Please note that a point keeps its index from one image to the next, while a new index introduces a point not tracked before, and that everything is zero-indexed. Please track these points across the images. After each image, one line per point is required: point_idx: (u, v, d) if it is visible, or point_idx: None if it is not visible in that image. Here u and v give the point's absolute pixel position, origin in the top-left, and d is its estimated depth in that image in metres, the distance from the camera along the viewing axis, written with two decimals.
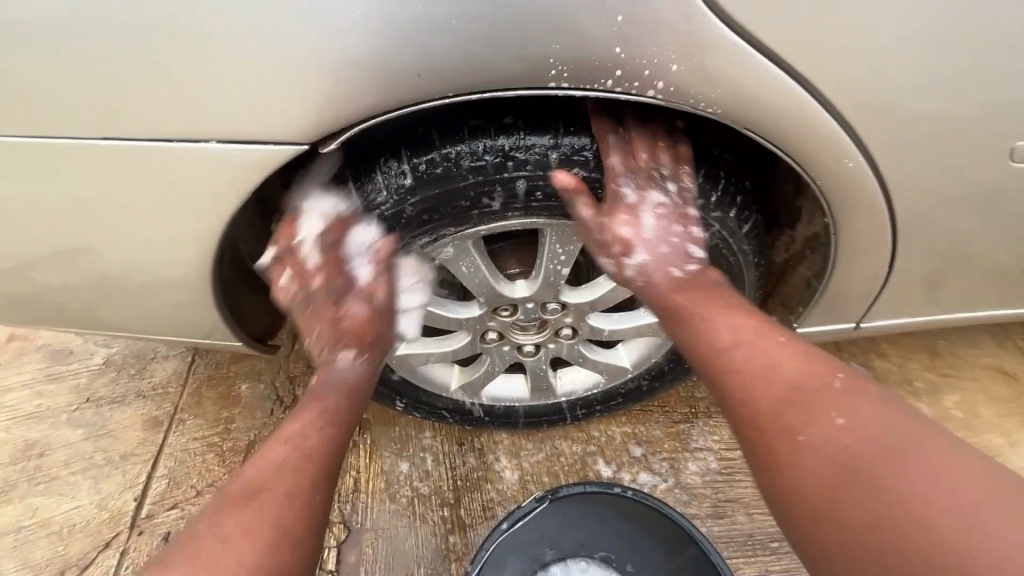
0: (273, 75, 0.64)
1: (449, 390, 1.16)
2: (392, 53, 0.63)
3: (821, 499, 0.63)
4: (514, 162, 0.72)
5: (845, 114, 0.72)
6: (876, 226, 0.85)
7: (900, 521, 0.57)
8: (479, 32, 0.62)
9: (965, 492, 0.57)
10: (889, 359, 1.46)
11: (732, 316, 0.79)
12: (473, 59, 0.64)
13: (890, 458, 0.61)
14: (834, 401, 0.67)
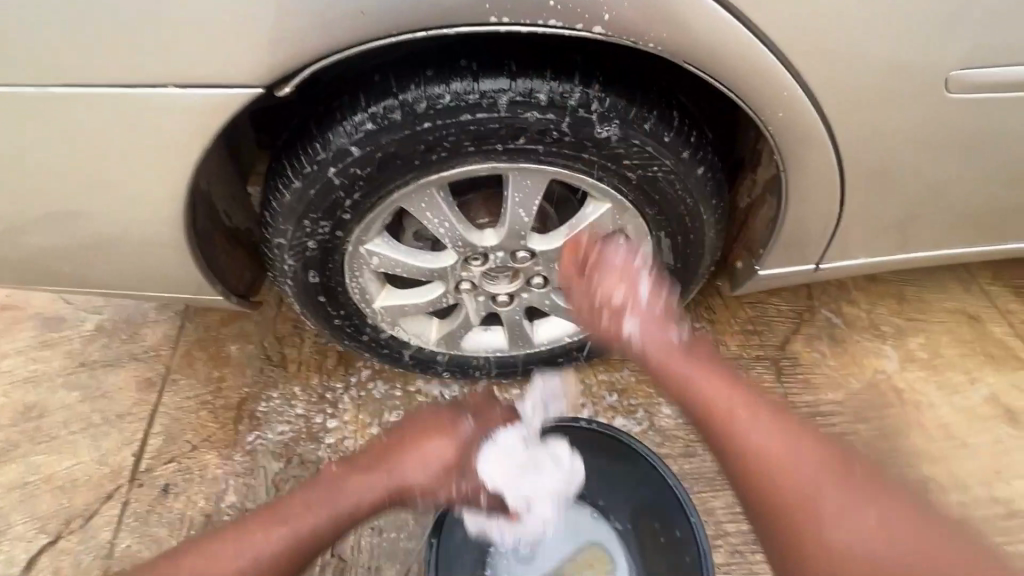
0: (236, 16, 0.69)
1: (428, 341, 1.21)
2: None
3: (737, 448, 0.83)
4: (467, 105, 0.75)
5: (784, 50, 0.74)
6: (826, 165, 0.88)
7: (739, 446, 0.83)
8: None
9: (791, 447, 0.81)
10: (860, 305, 1.51)
11: (658, 293, 0.95)
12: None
13: (771, 442, 0.82)
14: (702, 358, 0.91)
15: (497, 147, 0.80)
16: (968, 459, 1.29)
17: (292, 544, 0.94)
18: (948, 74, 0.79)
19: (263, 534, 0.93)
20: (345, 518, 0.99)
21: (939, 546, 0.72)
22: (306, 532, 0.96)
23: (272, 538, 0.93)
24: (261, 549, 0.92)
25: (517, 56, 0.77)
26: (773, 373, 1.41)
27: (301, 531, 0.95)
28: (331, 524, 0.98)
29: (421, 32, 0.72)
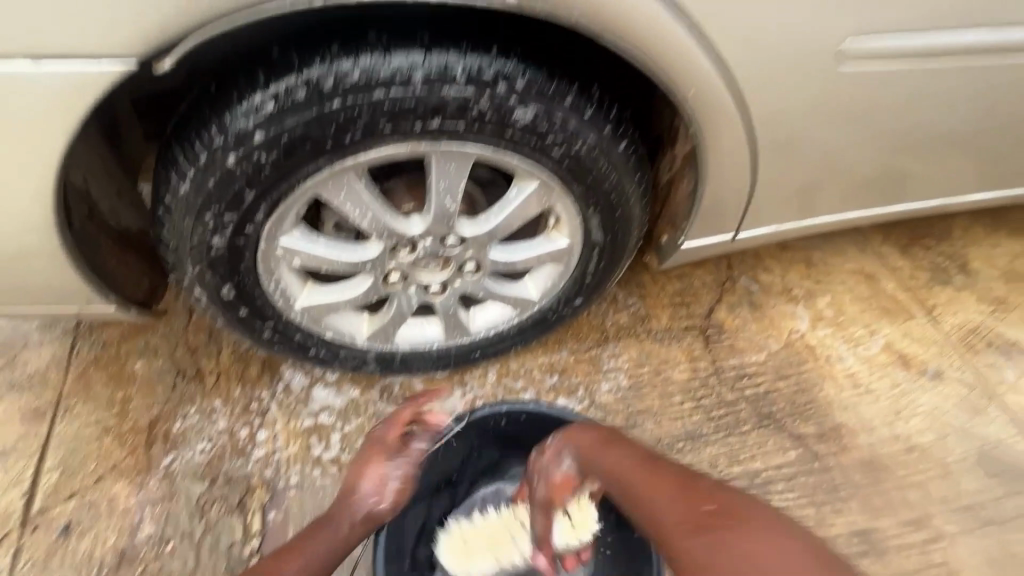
0: None
1: (357, 339, 1.15)
2: None
3: (685, 521, 0.74)
4: (379, 81, 0.72)
5: (691, 21, 0.77)
6: (738, 134, 0.92)
7: (694, 549, 0.70)
8: None
9: (750, 536, 0.67)
10: (774, 272, 1.61)
11: (654, 489, 0.83)
12: None
13: (675, 505, 0.78)
14: (703, 488, 0.79)
15: (415, 128, 0.76)
16: (872, 404, 1.42)
17: (321, 563, 0.92)
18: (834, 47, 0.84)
19: (315, 559, 0.92)
20: (349, 538, 0.99)
21: (758, 532, 0.68)
22: (336, 549, 0.96)
23: (317, 559, 0.92)
24: (311, 565, 0.91)
25: (428, 32, 0.74)
26: (702, 342, 1.48)
27: (341, 537, 0.98)
28: (343, 543, 0.98)
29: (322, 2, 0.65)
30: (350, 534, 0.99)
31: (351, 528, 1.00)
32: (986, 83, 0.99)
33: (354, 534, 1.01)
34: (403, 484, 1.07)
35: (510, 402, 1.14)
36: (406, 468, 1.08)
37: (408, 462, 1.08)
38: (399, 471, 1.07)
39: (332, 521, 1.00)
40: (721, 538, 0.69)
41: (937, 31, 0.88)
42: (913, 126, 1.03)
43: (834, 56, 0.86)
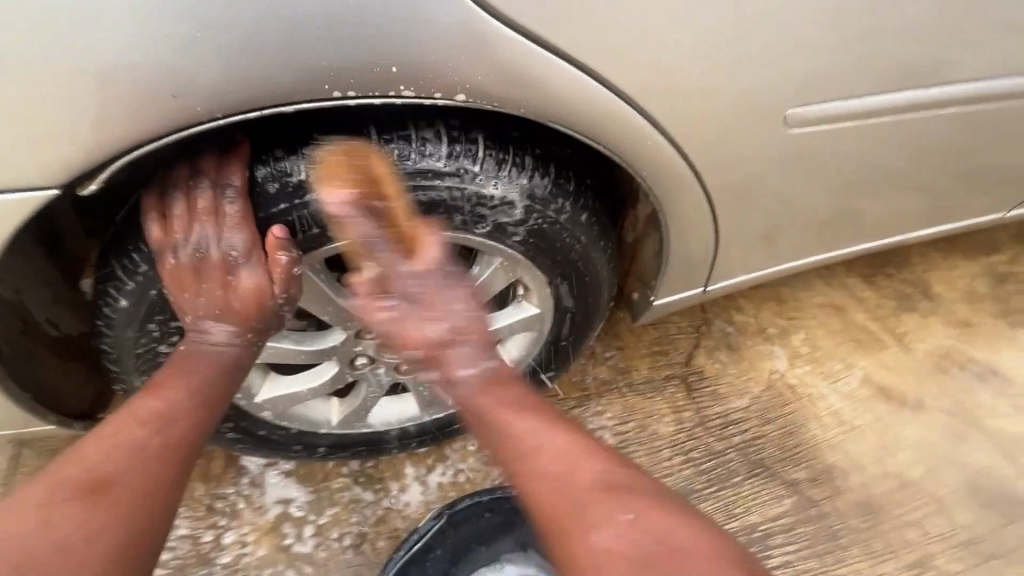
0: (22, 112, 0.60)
1: (330, 424, 1.09)
2: (171, 78, 0.61)
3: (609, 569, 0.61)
4: (328, 179, 0.70)
5: (638, 102, 0.77)
6: (695, 198, 0.92)
7: None
8: (253, 45, 0.61)
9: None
10: (747, 312, 1.62)
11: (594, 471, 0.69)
12: (252, 78, 0.63)
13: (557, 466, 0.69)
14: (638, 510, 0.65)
15: (367, 221, 0.74)
16: (859, 441, 1.40)
17: (109, 541, 0.60)
18: (784, 112, 0.86)
19: (97, 503, 0.62)
20: (158, 470, 0.67)
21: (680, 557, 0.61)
22: (131, 452, 0.67)
23: (115, 456, 0.66)
24: (68, 533, 0.59)
25: (373, 124, 0.73)
26: (684, 391, 1.45)
27: (136, 439, 0.68)
28: (145, 463, 0.67)
29: (257, 112, 0.65)
30: (153, 475, 0.66)
31: (145, 440, 0.68)
32: (923, 130, 1.03)
33: (156, 439, 0.69)
34: (207, 381, 0.75)
35: (489, 490, 1.13)
36: (208, 368, 0.76)
37: (216, 361, 0.78)
38: (199, 381, 0.75)
39: (112, 436, 0.68)
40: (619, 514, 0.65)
41: (872, 91, 0.90)
42: (862, 175, 1.07)
43: (784, 122, 0.88)
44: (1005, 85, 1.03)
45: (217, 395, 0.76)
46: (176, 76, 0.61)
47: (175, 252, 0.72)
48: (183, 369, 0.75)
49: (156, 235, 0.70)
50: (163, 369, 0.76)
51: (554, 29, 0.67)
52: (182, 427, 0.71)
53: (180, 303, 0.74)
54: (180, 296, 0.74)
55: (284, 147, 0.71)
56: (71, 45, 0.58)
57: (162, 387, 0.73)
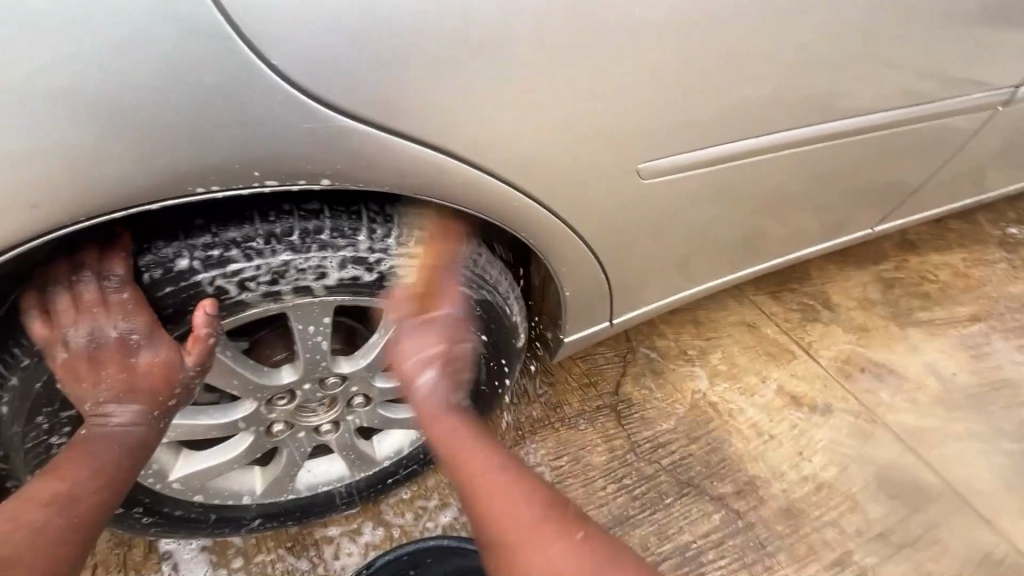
0: None
1: (254, 495, 1.07)
2: (5, 185, 0.57)
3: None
4: (214, 260, 0.73)
5: (506, 175, 0.80)
6: (578, 248, 0.99)
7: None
8: (94, 147, 0.58)
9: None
10: (668, 336, 1.72)
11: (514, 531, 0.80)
12: (97, 184, 0.60)
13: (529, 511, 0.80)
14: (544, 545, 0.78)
15: (257, 294, 0.77)
16: (777, 449, 1.50)
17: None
18: (636, 166, 0.92)
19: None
20: (53, 556, 0.65)
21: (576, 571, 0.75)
22: (30, 536, 0.64)
23: (7, 538, 0.63)
24: None
25: (256, 206, 0.76)
26: (614, 419, 1.51)
27: (32, 523, 0.65)
28: (44, 548, 0.64)
29: (121, 211, 0.63)
30: (50, 563, 0.64)
31: (41, 524, 0.66)
32: (785, 167, 1.15)
33: (57, 522, 0.67)
34: (112, 463, 0.74)
35: (411, 542, 1.18)
36: (114, 449, 0.75)
37: (122, 437, 0.76)
38: (101, 463, 0.73)
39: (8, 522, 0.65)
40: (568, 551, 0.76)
41: (730, 140, 1.00)
42: (739, 209, 1.18)
43: (637, 175, 0.94)
44: (845, 123, 1.16)
45: (120, 477, 0.74)
46: (21, 183, 0.58)
47: (65, 345, 0.72)
48: (84, 453, 0.73)
49: (42, 329, 0.70)
50: (63, 454, 0.74)
51: (410, 120, 0.69)
52: (85, 510, 0.70)
53: (76, 393, 0.74)
54: (76, 386, 0.74)
55: (167, 235, 0.73)
56: None
57: (62, 471, 0.71)
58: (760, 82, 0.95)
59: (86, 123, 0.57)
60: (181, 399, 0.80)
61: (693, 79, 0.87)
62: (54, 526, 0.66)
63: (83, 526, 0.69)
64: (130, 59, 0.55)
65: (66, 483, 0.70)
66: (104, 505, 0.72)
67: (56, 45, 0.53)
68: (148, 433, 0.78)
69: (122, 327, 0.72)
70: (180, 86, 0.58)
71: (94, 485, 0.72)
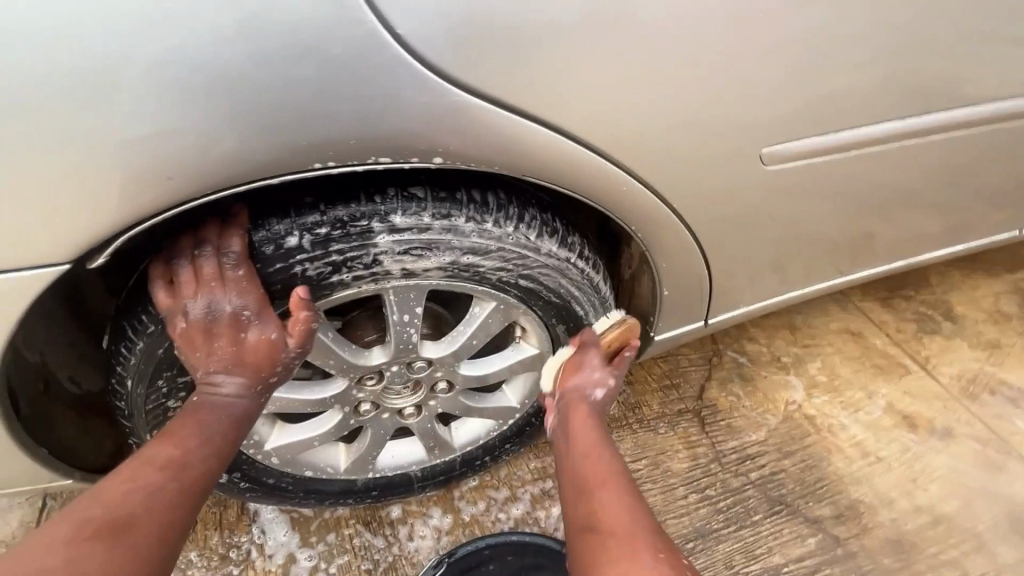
0: (18, 198, 0.59)
1: (337, 471, 1.10)
2: (150, 156, 0.60)
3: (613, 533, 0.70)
4: (321, 239, 0.74)
5: (617, 155, 0.75)
6: (682, 240, 0.92)
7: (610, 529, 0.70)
8: (229, 120, 0.60)
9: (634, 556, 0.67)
10: (759, 341, 1.59)
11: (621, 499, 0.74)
12: (229, 155, 0.62)
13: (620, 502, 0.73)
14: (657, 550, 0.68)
15: (359, 274, 0.78)
16: (886, 473, 1.35)
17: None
18: (761, 151, 0.85)
19: (124, 542, 0.63)
20: (168, 521, 0.68)
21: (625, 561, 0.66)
22: (148, 498, 0.68)
23: (133, 499, 0.67)
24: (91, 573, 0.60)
25: (361, 185, 0.76)
26: (697, 425, 1.42)
27: (151, 485, 0.70)
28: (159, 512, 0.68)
29: (244, 185, 0.65)
30: (164, 523, 0.68)
31: (159, 487, 0.70)
32: (919, 156, 1.02)
33: (171, 486, 0.71)
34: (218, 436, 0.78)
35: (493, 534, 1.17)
36: (220, 420, 0.79)
37: (230, 408, 0.80)
38: (211, 430, 0.78)
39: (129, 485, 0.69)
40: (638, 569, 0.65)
41: (866, 123, 0.90)
42: (861, 203, 1.06)
43: (761, 160, 0.86)
44: (998, 107, 1.02)
45: (226, 448, 0.78)
46: (165, 154, 0.60)
47: (185, 314, 0.75)
48: (196, 421, 0.77)
49: (164, 299, 0.74)
50: (176, 420, 0.78)
51: (526, 96, 0.66)
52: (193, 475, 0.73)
53: (191, 361, 0.78)
54: (191, 354, 0.77)
55: (279, 211, 0.74)
56: (70, 133, 0.57)
57: (172, 439, 0.75)
58: (905, 55, 0.84)
59: (222, 97, 0.58)
60: (281, 375, 0.83)
61: (830, 54, 0.79)
62: (169, 489, 0.70)
63: (195, 490, 0.73)
64: (265, 30, 0.56)
65: (180, 448, 0.74)
66: (212, 471, 0.76)
67: (199, 20, 0.54)
68: (252, 405, 0.82)
69: (236, 304, 0.75)
70: (309, 60, 0.58)
71: (206, 450, 0.76)
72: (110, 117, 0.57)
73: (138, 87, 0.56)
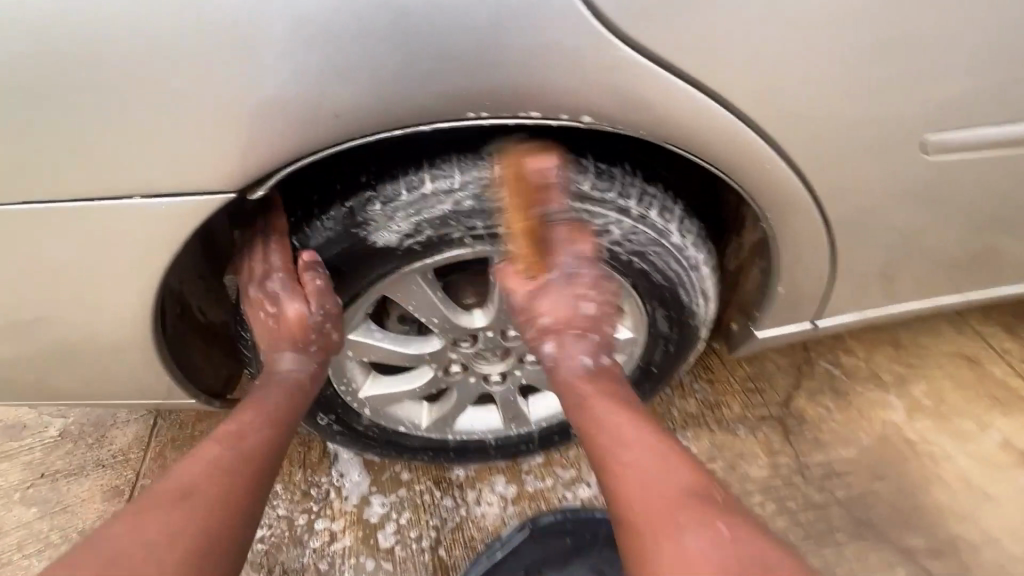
0: (194, 127, 0.63)
1: (419, 427, 1.13)
2: (316, 94, 0.62)
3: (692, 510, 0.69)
4: (450, 193, 0.75)
5: (763, 128, 0.71)
6: (814, 230, 0.86)
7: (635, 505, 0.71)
8: (393, 62, 0.61)
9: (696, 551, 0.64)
10: (857, 354, 1.48)
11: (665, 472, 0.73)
12: (389, 96, 0.63)
13: (655, 471, 0.73)
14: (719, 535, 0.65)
15: (480, 233, 0.78)
16: (992, 513, 1.23)
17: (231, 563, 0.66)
18: (923, 136, 0.77)
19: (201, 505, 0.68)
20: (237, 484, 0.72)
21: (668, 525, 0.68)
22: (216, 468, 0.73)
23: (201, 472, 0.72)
24: (186, 530, 0.64)
25: (491, 144, 0.76)
26: (781, 433, 1.35)
27: (218, 457, 0.75)
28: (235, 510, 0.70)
29: (399, 130, 0.66)
30: (226, 534, 0.67)
31: (225, 458, 0.75)
32: None
33: (232, 456, 0.75)
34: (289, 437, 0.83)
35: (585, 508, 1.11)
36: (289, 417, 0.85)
37: (287, 387, 0.87)
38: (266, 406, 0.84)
39: (192, 488, 0.70)
40: (710, 523, 0.66)
41: None
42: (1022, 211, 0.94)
43: (920, 147, 0.79)
44: None
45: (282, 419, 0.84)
46: (330, 93, 0.62)
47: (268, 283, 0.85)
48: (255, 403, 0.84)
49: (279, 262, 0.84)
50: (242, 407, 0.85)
51: (683, 56, 0.64)
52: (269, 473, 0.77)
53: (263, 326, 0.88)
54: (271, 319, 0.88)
55: (410, 163, 0.76)
56: (248, 68, 0.60)
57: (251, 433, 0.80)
58: None
59: (392, 39, 0.60)
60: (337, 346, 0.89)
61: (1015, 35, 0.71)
62: (234, 459, 0.75)
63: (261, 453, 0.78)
64: None
65: (231, 431, 0.79)
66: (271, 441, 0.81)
67: None
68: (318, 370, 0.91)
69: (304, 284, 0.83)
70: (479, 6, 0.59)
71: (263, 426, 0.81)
72: (285, 55, 0.60)
73: (316, 27, 0.58)
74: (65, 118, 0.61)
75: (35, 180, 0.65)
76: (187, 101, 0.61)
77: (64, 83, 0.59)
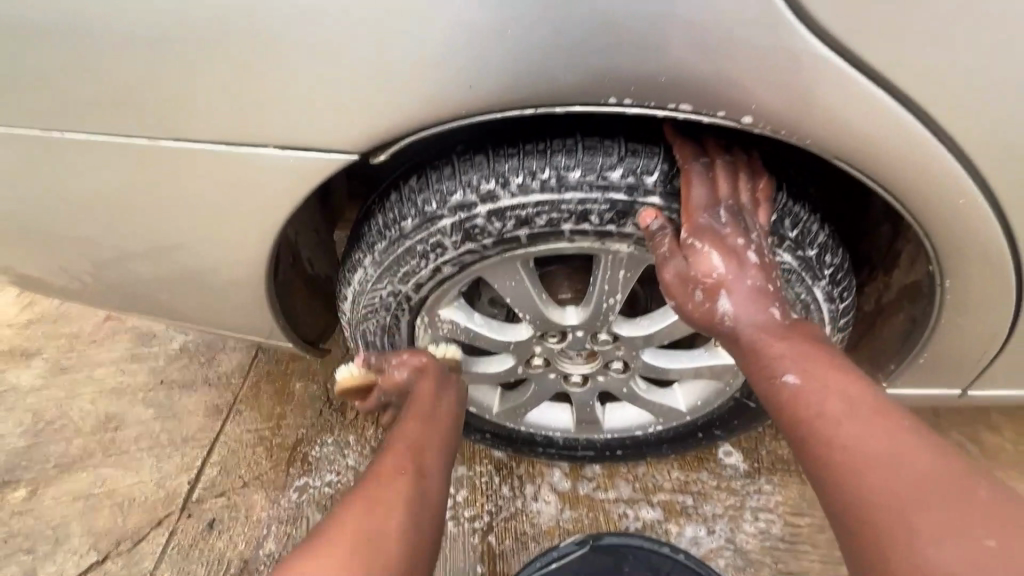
0: (330, 84, 0.63)
1: (490, 412, 1.11)
2: (452, 64, 0.60)
3: (880, 499, 0.52)
4: (567, 184, 0.70)
5: (962, 151, 0.59)
6: (998, 285, 0.71)
7: (868, 510, 0.52)
8: (539, 38, 0.57)
9: (963, 539, 0.47)
10: (1001, 434, 1.24)
11: (893, 434, 0.55)
12: (527, 72, 0.59)
13: (882, 448, 0.54)
14: (977, 528, 0.47)
15: (590, 230, 0.73)
16: None
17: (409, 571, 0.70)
18: None
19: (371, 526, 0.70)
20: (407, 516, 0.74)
21: (932, 503, 0.50)
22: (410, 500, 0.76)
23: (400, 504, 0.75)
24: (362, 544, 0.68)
25: (620, 134, 0.70)
26: None
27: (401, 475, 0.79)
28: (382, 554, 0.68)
29: (529, 109, 0.63)
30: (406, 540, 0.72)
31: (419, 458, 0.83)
32: None
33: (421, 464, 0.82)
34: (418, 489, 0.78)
35: (645, 536, 1.04)
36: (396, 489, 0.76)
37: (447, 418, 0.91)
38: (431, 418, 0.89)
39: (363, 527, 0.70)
40: (968, 532, 0.47)
41: None
42: None
43: None
44: None
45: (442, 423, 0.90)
46: (468, 63, 0.60)
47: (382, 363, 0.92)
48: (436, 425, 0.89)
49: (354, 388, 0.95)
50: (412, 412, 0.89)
51: (877, 55, 0.53)
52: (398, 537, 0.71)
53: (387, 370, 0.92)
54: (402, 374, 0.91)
55: (530, 143, 0.71)
56: (390, 31, 0.59)
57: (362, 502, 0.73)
58: None
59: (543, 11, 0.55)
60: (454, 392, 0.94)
61: None
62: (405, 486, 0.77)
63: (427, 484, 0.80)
64: None
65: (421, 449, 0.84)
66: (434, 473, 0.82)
67: None
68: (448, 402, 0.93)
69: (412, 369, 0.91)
70: None
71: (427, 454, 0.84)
72: (430, 23, 0.58)
73: None
74: (216, 65, 0.64)
75: (187, 123, 0.69)
76: (327, 57, 0.61)
77: (218, 29, 0.61)
